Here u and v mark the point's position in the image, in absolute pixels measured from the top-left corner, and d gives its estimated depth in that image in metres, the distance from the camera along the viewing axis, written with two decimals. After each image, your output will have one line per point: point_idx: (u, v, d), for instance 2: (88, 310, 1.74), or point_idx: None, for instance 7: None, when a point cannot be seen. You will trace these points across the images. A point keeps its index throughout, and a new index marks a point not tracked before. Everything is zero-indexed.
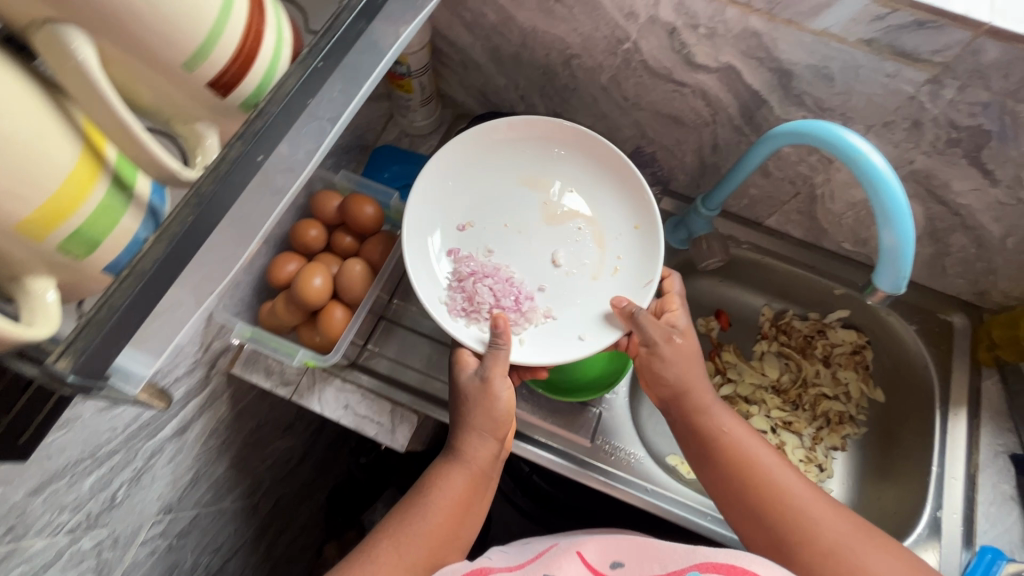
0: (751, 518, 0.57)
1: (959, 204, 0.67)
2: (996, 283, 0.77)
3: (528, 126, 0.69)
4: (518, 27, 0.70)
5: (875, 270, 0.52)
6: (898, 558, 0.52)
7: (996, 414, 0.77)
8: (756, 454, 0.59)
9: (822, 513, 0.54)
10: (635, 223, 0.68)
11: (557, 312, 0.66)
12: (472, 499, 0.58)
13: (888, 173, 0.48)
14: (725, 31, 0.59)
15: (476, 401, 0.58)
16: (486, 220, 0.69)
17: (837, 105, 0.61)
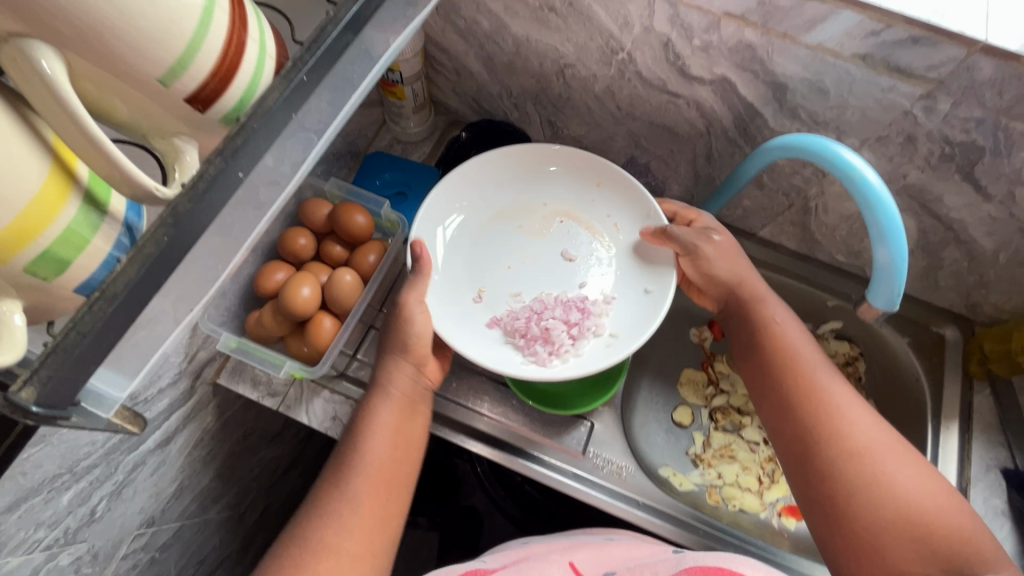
0: (789, 425, 0.58)
1: (951, 218, 0.67)
2: (988, 296, 0.77)
3: (455, 181, 0.71)
4: (512, 35, 0.69)
5: (870, 287, 0.52)
6: (919, 468, 0.54)
7: (988, 428, 0.77)
8: (806, 361, 0.61)
9: (856, 416, 0.57)
10: (599, 180, 0.72)
11: (615, 292, 0.68)
12: (405, 427, 0.59)
13: (882, 190, 0.48)
14: (719, 43, 0.58)
15: (390, 325, 0.62)
16: (490, 272, 0.70)
17: (831, 118, 0.61)
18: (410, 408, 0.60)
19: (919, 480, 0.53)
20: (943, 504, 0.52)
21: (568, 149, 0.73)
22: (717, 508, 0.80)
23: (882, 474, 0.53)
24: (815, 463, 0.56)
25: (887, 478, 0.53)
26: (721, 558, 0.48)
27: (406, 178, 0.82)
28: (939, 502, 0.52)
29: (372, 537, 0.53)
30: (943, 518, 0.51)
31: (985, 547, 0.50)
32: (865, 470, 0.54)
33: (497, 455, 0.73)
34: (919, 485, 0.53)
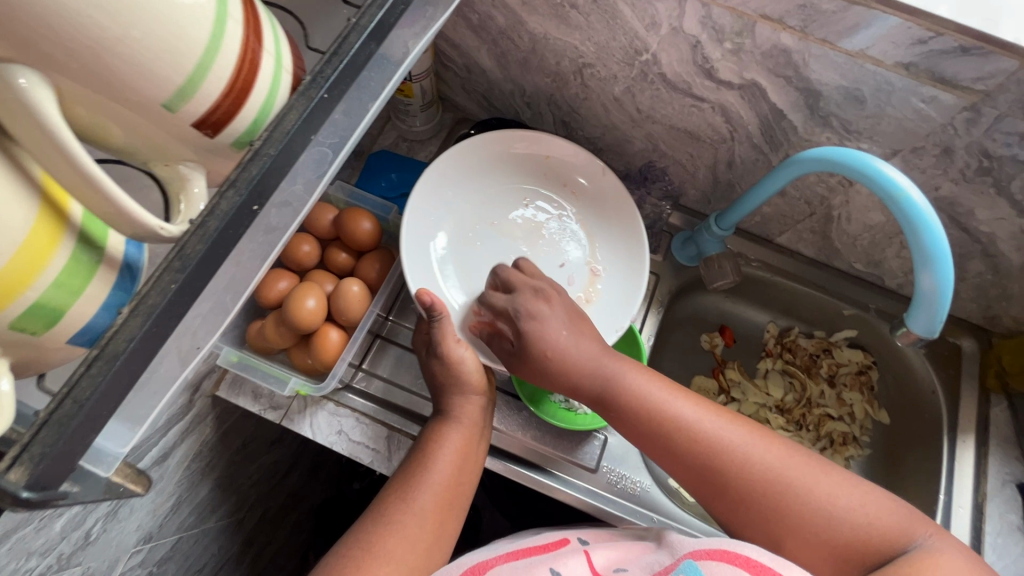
0: (699, 484, 0.51)
1: (981, 231, 0.65)
2: (1008, 309, 0.76)
3: (422, 195, 0.66)
4: (528, 32, 0.66)
5: (908, 311, 0.49)
6: (827, 468, 0.50)
7: (1004, 442, 0.76)
8: (675, 412, 0.53)
9: (757, 454, 0.50)
10: (545, 152, 0.72)
11: (593, 263, 0.70)
12: (472, 453, 0.57)
13: (927, 211, 0.46)
14: (753, 47, 0.55)
15: (442, 372, 0.60)
16: (487, 281, 0.68)
17: (866, 128, 0.58)
18: (477, 436, 0.59)
19: (836, 487, 0.48)
20: (870, 503, 0.47)
21: (498, 132, 0.70)
22: None
23: (802, 493, 0.48)
24: (730, 505, 0.50)
25: (800, 494, 0.48)
26: (726, 539, 0.43)
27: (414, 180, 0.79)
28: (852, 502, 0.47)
29: (430, 553, 0.51)
30: (869, 514, 0.46)
31: (905, 516, 0.47)
32: (756, 511, 0.48)
33: (499, 467, 0.71)
34: (840, 489, 0.48)
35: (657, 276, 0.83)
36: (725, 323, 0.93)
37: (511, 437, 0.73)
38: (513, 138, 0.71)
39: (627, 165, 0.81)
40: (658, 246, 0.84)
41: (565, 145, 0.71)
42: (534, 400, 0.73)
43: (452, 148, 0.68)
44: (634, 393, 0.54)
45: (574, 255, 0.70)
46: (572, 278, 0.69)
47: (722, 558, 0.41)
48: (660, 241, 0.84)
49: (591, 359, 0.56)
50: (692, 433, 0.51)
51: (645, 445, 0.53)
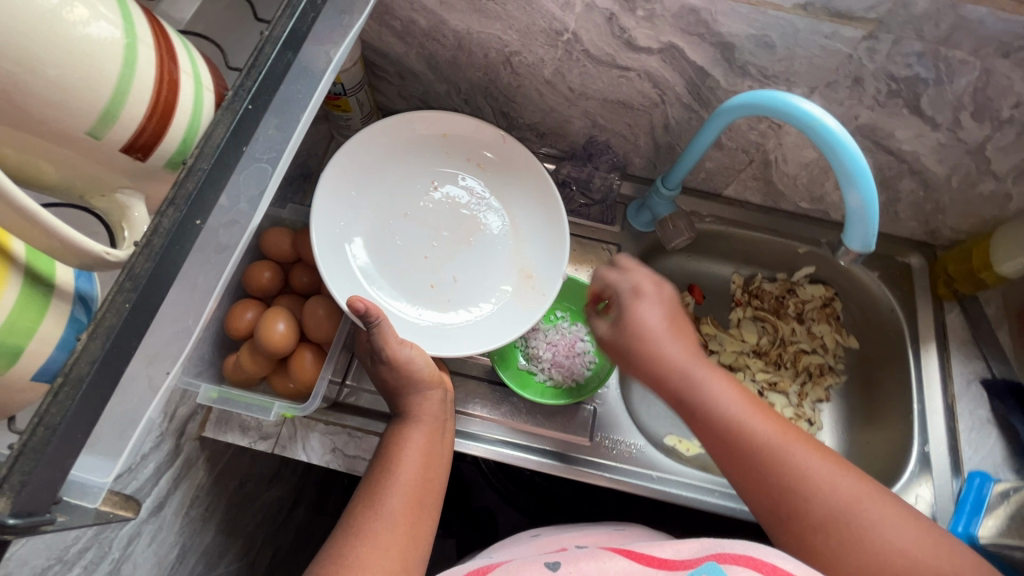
0: (773, 504, 0.53)
1: (904, 151, 0.69)
2: (945, 221, 0.80)
3: (326, 200, 0.65)
4: (452, 30, 0.67)
5: (843, 231, 0.52)
6: (903, 512, 0.51)
7: (962, 344, 0.81)
8: (756, 433, 0.55)
9: (834, 482, 0.51)
10: (443, 131, 0.73)
11: (513, 232, 0.72)
12: (437, 451, 0.59)
13: (843, 135, 0.49)
14: (663, 11, 0.58)
15: (394, 374, 0.61)
16: (416, 271, 0.69)
17: (781, 71, 0.62)
18: (440, 432, 0.61)
19: (910, 531, 0.49)
20: (942, 554, 0.48)
21: (386, 122, 0.70)
22: None
23: (867, 531, 0.49)
24: (802, 534, 0.51)
25: (873, 533, 0.49)
26: (750, 544, 0.44)
27: None
28: (931, 553, 0.48)
29: (410, 551, 0.50)
30: (939, 563, 0.48)
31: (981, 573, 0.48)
32: (827, 542, 0.49)
33: (545, 466, 0.71)
34: (912, 536, 0.49)
35: (618, 247, 0.86)
36: (693, 282, 0.96)
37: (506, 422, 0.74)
38: (408, 123, 0.71)
39: (571, 145, 0.84)
40: (615, 217, 0.87)
41: (461, 121, 0.72)
42: (522, 382, 0.76)
43: (345, 146, 0.67)
44: (727, 405, 0.56)
45: (495, 228, 0.72)
46: (497, 249, 0.71)
47: (749, 564, 0.42)
48: (616, 212, 0.87)
49: (678, 369, 0.58)
50: (773, 454, 0.53)
51: (721, 452, 0.56)
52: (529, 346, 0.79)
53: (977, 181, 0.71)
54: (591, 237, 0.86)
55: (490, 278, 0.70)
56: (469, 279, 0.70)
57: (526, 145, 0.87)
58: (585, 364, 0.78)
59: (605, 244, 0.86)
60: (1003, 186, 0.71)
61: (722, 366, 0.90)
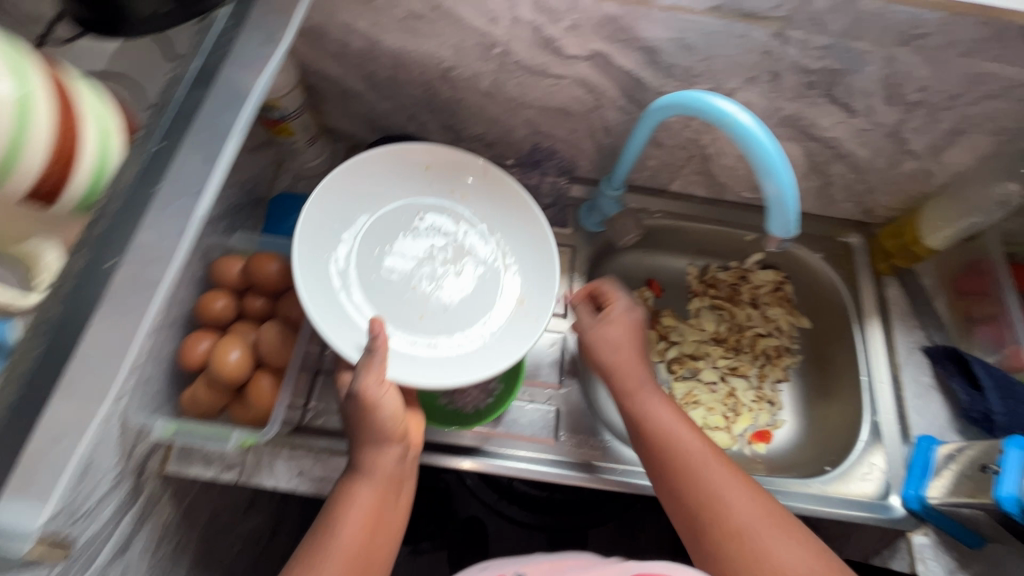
0: (684, 514, 0.58)
1: (829, 137, 0.73)
2: (878, 200, 0.85)
3: (309, 237, 0.65)
4: (388, 51, 0.69)
5: (766, 219, 0.55)
6: (801, 541, 0.54)
7: (903, 316, 0.85)
8: (686, 450, 0.60)
9: (740, 509, 0.56)
10: (424, 163, 0.73)
11: (504, 257, 0.73)
12: (383, 513, 0.58)
13: (755, 129, 0.51)
14: (586, 21, 0.60)
15: (359, 415, 0.57)
16: (404, 301, 0.68)
17: (704, 70, 0.65)
18: (393, 487, 0.59)
19: (804, 560, 0.53)
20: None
21: (367, 156, 0.70)
22: None
23: (773, 561, 0.53)
24: (705, 546, 0.56)
25: (767, 558, 0.53)
26: None
27: None
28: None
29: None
30: None
31: None
32: (723, 557, 0.55)
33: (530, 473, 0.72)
34: (804, 564, 0.53)
35: (572, 248, 0.88)
36: (652, 276, 0.98)
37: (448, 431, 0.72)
38: (388, 157, 0.71)
39: (519, 153, 0.85)
40: (567, 220, 0.88)
41: (442, 151, 0.73)
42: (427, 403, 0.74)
43: (326, 182, 0.67)
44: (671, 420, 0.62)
45: (484, 254, 0.72)
46: (487, 274, 0.71)
47: None
48: (568, 214, 0.89)
49: (636, 389, 0.64)
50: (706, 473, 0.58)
51: (653, 464, 0.61)
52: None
53: (899, 160, 0.76)
54: None
55: (483, 304, 0.70)
56: (460, 308, 0.69)
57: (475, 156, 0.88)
58: (487, 393, 0.75)
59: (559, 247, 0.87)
60: (924, 164, 0.75)
61: (683, 356, 0.92)
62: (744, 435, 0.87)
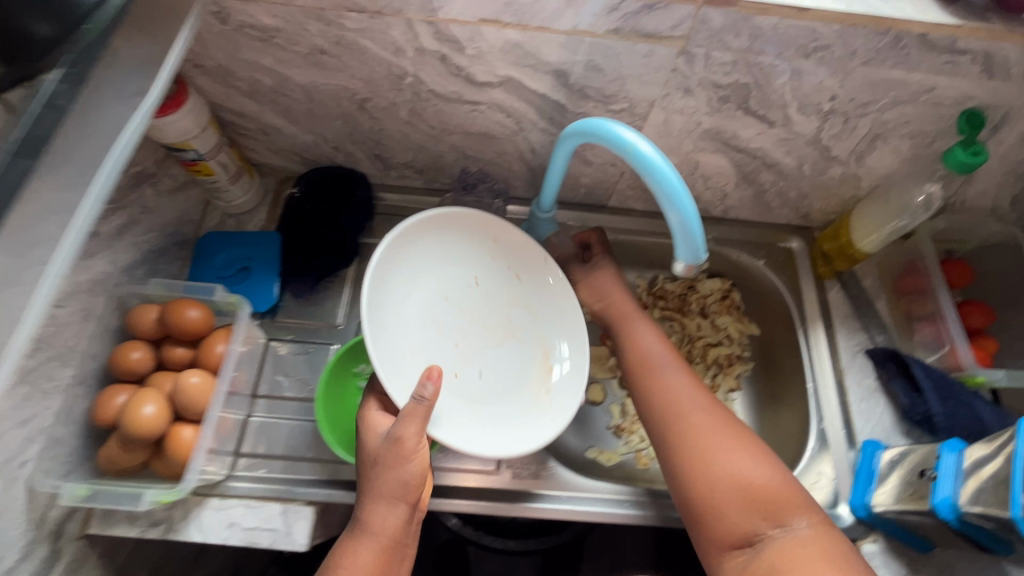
0: (660, 430, 0.66)
1: (753, 148, 0.73)
2: (812, 205, 0.85)
3: (376, 280, 0.69)
4: (299, 85, 0.67)
5: (674, 246, 0.54)
6: (744, 440, 0.62)
7: (845, 318, 0.85)
8: (655, 373, 0.70)
9: (694, 417, 0.64)
10: (494, 237, 0.77)
11: (543, 335, 0.77)
12: (386, 568, 0.59)
13: (652, 156, 0.51)
14: (489, 48, 0.60)
15: (386, 462, 0.59)
16: (443, 362, 0.72)
17: (617, 90, 0.64)
18: (397, 546, 0.59)
19: (746, 454, 0.61)
20: (770, 473, 0.60)
21: (452, 213, 0.75)
22: (647, 469, 0.86)
23: (712, 467, 0.60)
24: (675, 453, 0.63)
25: (716, 454, 0.61)
26: None
27: (249, 252, 0.80)
28: (761, 469, 0.60)
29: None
30: (765, 479, 0.59)
31: (800, 495, 0.59)
32: (684, 463, 0.62)
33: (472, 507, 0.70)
34: (747, 457, 0.61)
35: None
36: None
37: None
38: (465, 220, 0.76)
39: (451, 178, 0.84)
40: None
41: (512, 229, 0.77)
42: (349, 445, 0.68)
43: (401, 223, 0.71)
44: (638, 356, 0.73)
45: (523, 330, 0.77)
46: (527, 353, 0.76)
47: None
48: None
49: (629, 321, 0.76)
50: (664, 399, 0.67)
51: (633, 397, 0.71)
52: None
53: (825, 166, 0.76)
54: None
55: (515, 379, 0.74)
56: (495, 375, 0.74)
57: (409, 182, 0.87)
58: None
59: None
60: (850, 168, 0.75)
61: None
62: None
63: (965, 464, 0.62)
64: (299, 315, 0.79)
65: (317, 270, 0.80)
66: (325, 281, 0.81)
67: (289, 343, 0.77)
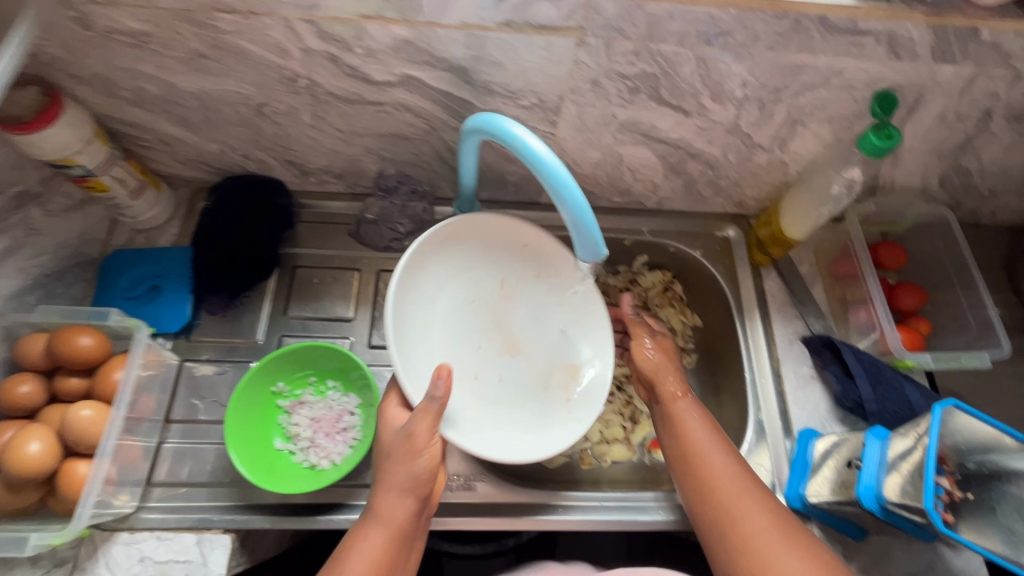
0: (709, 524, 0.60)
1: (674, 138, 0.71)
2: (746, 193, 0.83)
3: (402, 281, 0.66)
4: (188, 93, 0.63)
5: (574, 244, 0.52)
6: (805, 544, 0.56)
7: (782, 307, 0.84)
8: (701, 456, 0.63)
9: (748, 512, 0.58)
10: (523, 240, 0.73)
11: (569, 341, 0.73)
12: (395, 561, 0.56)
13: (539, 151, 0.49)
14: (379, 46, 0.56)
15: (397, 454, 0.58)
16: (461, 364, 0.71)
17: (522, 85, 0.61)
18: (404, 540, 0.57)
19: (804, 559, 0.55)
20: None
21: (478, 217, 0.70)
22: (591, 468, 0.86)
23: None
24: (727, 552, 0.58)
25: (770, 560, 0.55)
26: None
27: (157, 270, 0.76)
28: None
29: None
30: None
31: None
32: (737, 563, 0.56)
33: None
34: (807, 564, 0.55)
35: None
36: None
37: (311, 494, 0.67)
38: (489, 223, 0.71)
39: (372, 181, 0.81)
40: None
41: (539, 235, 0.71)
42: (268, 468, 0.66)
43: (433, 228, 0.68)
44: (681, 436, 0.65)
45: (552, 335, 0.74)
46: (553, 357, 0.73)
47: None
48: None
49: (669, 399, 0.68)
50: (709, 491, 0.61)
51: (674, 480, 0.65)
52: (290, 423, 0.70)
53: (751, 154, 0.74)
54: None
55: (538, 383, 0.72)
56: (515, 379, 0.73)
57: (330, 187, 0.83)
58: (346, 444, 0.69)
59: None
60: (775, 155, 0.74)
61: None
62: (642, 444, 0.89)
63: (890, 456, 0.61)
64: (216, 334, 0.76)
65: (233, 285, 0.76)
66: (243, 296, 0.77)
67: (205, 364, 0.74)
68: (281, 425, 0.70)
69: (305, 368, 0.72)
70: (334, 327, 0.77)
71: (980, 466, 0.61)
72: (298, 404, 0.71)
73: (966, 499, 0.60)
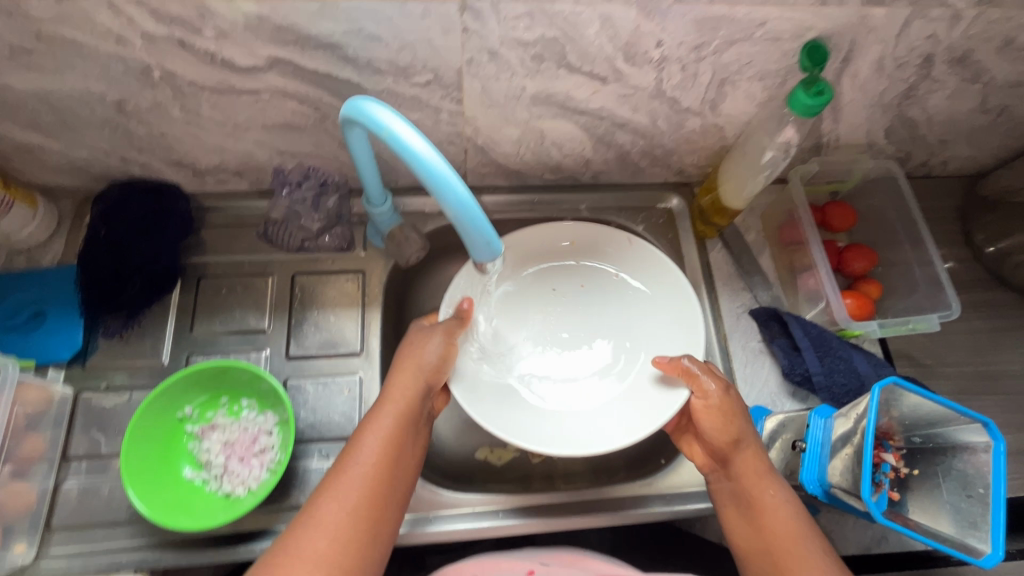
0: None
1: (595, 108, 0.64)
2: (686, 161, 0.76)
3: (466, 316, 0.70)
4: (29, 93, 0.56)
5: (465, 243, 0.47)
6: None
7: (729, 279, 0.79)
8: (770, 522, 0.54)
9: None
10: (565, 239, 0.75)
11: (637, 329, 0.72)
12: (410, 431, 0.57)
13: (408, 140, 0.42)
14: (231, 26, 0.50)
15: (407, 353, 0.61)
16: (545, 384, 0.70)
17: (412, 60, 0.54)
18: (416, 415, 0.58)
19: None
20: None
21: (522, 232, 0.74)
22: (541, 461, 0.82)
23: None
24: None
25: None
26: None
27: (40, 294, 0.69)
28: None
29: (349, 542, 0.49)
30: None
31: None
32: None
33: None
34: None
35: (364, 273, 0.75)
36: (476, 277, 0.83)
37: (230, 523, 0.62)
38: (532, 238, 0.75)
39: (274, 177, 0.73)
40: (353, 240, 0.76)
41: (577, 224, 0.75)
42: (178, 502, 0.62)
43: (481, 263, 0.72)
44: (763, 533, 0.54)
45: (623, 328, 0.73)
46: (629, 347, 0.72)
47: None
48: (355, 234, 0.76)
49: (745, 462, 0.58)
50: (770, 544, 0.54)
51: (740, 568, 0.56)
52: (201, 449, 0.66)
53: (682, 119, 0.67)
54: (330, 271, 0.75)
55: (614, 375, 0.70)
56: (599, 386, 0.70)
57: (232, 186, 0.75)
58: (263, 467, 0.64)
59: (346, 274, 0.75)
60: (708, 119, 0.67)
61: None
62: None
63: (832, 438, 0.58)
64: (116, 359, 0.69)
65: (127, 304, 0.69)
66: (141, 315, 0.71)
67: (105, 393, 0.67)
68: (192, 452, 0.66)
69: (212, 390, 0.67)
70: (247, 340, 0.71)
71: (927, 440, 0.58)
72: (209, 429, 0.66)
73: (911, 474, 0.57)
